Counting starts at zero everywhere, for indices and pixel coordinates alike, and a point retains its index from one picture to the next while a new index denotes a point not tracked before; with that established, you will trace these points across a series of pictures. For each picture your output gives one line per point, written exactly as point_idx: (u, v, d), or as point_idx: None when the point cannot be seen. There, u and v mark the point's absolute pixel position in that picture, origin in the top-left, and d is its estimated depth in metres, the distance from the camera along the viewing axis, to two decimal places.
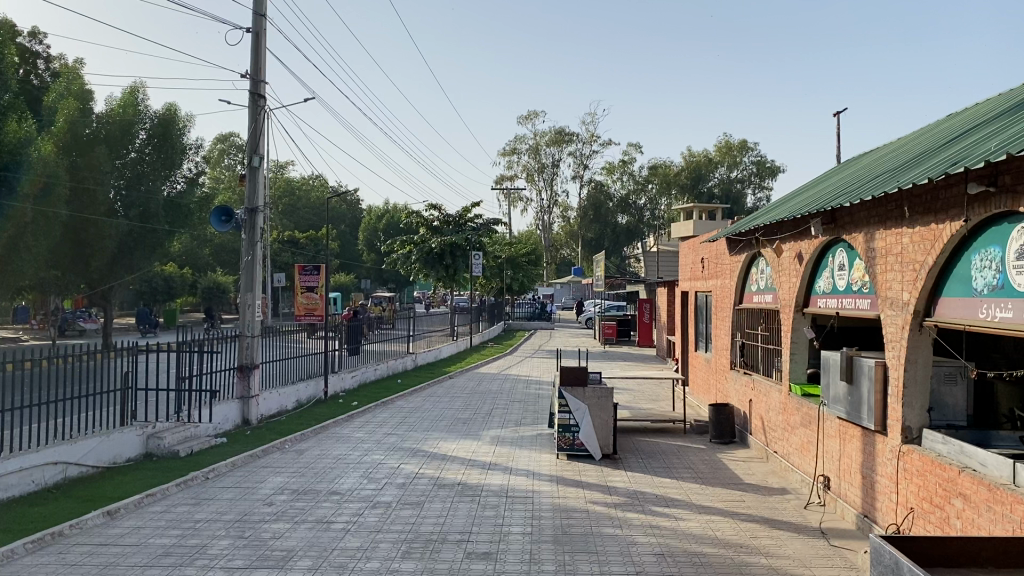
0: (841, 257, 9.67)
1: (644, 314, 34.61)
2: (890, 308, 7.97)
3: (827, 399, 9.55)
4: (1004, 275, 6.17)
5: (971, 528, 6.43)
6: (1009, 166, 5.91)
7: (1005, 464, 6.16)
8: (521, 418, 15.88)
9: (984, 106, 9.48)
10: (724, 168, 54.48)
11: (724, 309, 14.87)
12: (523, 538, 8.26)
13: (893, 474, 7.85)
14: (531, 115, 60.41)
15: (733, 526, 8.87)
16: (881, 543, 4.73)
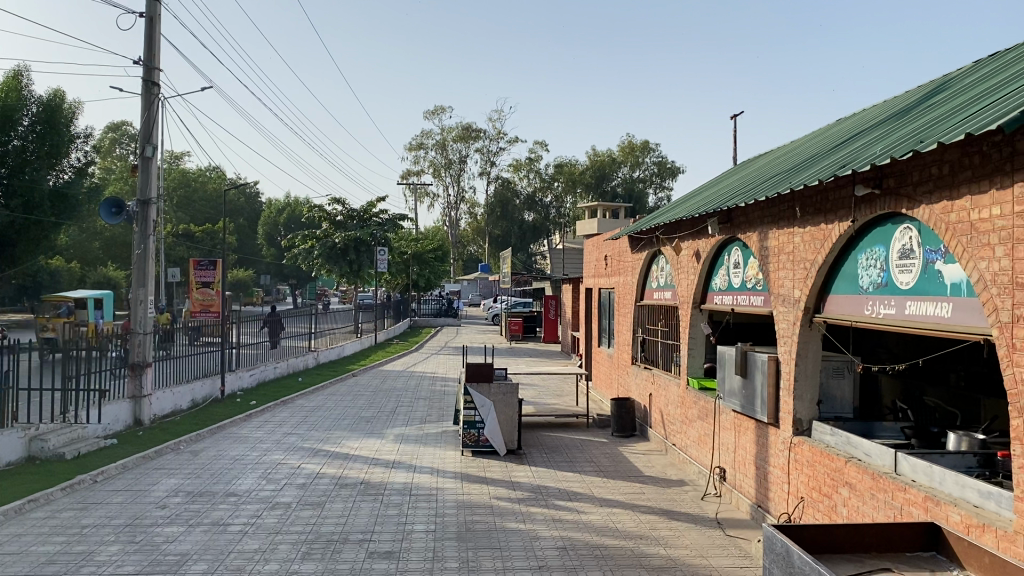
0: (736, 255, 9.96)
1: (550, 311, 34.93)
2: (782, 304, 8.27)
3: (723, 393, 9.84)
4: (887, 273, 6.47)
5: (856, 515, 6.72)
6: (892, 169, 6.19)
7: (887, 454, 6.45)
8: (426, 415, 15.79)
9: (871, 111, 9.91)
10: (625, 168, 55.81)
11: (627, 305, 15.14)
12: (427, 536, 8.21)
13: (785, 465, 8.14)
14: (439, 110, 60.11)
15: (633, 518, 9.04)
16: (775, 531, 4.92)
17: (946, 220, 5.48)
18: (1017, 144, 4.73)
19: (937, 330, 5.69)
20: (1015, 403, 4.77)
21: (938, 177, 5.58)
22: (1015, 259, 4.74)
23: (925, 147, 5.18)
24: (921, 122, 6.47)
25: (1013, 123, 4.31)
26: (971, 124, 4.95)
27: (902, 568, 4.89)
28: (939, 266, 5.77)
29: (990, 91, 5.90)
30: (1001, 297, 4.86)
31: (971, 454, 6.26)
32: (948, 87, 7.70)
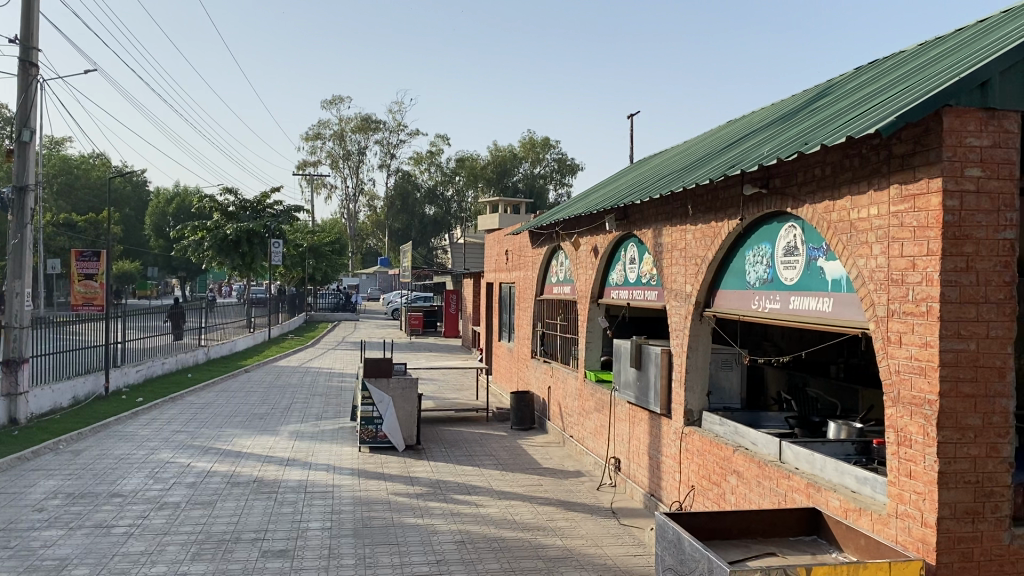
0: (632, 251, 10.18)
1: (450, 306, 34.85)
2: (675, 299, 8.50)
3: (618, 385, 10.05)
4: (773, 269, 6.75)
5: (743, 502, 6.98)
6: (778, 170, 6.43)
7: (772, 443, 6.73)
8: (323, 411, 15.53)
9: (761, 113, 10.26)
10: (526, 164, 56.23)
11: (527, 300, 15.25)
12: (322, 533, 8.08)
13: (677, 455, 8.38)
14: (337, 100, 59.11)
15: (531, 509, 9.14)
16: (666, 519, 5.09)
17: (827, 219, 5.74)
18: (893, 148, 4.98)
19: (818, 323, 5.96)
20: (888, 393, 5.05)
21: (821, 178, 5.85)
22: (890, 257, 5.01)
23: (808, 148, 5.40)
24: (805, 125, 6.75)
25: (890, 129, 4.54)
26: (851, 127, 5.19)
27: (786, 551, 5.14)
28: (821, 263, 6.05)
29: (868, 98, 6.21)
30: (877, 293, 5.14)
31: (849, 442, 6.57)
32: (831, 93, 8.06)
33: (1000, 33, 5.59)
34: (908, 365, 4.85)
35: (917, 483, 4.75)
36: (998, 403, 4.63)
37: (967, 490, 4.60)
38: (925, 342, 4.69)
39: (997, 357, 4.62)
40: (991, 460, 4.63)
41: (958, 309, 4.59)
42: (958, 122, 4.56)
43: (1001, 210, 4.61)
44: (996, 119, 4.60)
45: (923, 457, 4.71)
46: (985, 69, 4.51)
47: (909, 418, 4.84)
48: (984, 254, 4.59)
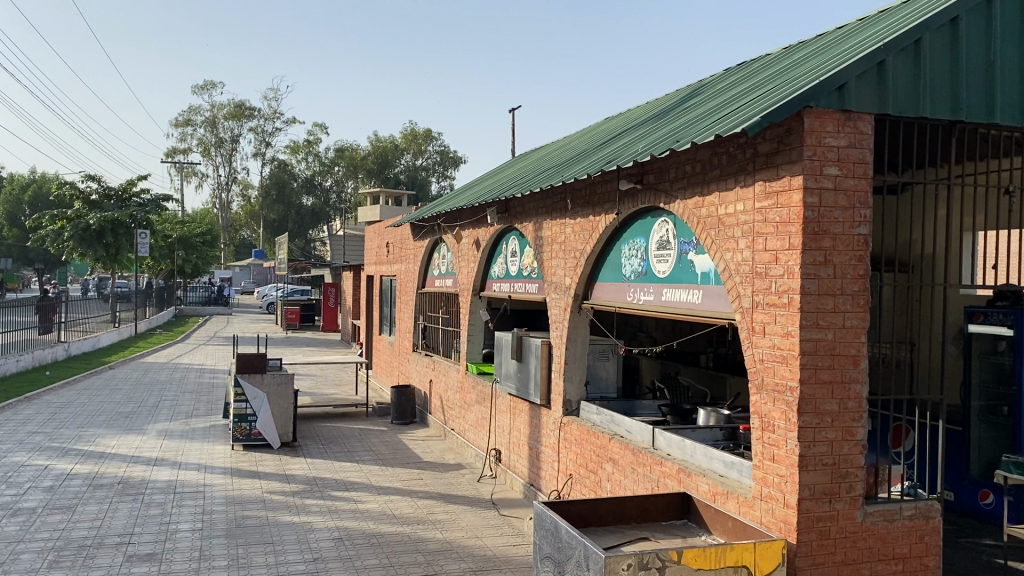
0: (513, 244, 10.26)
1: (329, 299, 34.19)
2: (554, 292, 8.60)
3: (499, 376, 10.10)
4: (647, 263, 6.94)
5: (618, 489, 7.16)
6: (652, 166, 6.60)
7: (646, 430, 6.92)
8: (193, 408, 14.94)
9: (637, 111, 10.52)
10: (408, 155, 56.00)
11: (407, 293, 15.14)
12: (193, 534, 7.78)
13: (555, 445, 8.52)
14: (209, 85, 56.96)
15: (411, 503, 9.08)
16: (544, 508, 5.16)
17: (698, 214, 5.94)
18: (759, 147, 5.20)
19: (689, 314, 6.17)
20: (753, 380, 5.28)
21: (691, 174, 6.04)
22: (755, 251, 5.23)
23: (679, 146, 5.57)
24: (676, 123, 6.94)
25: (756, 128, 4.72)
26: (719, 126, 5.38)
27: (659, 536, 5.32)
28: (691, 256, 6.26)
29: (736, 98, 6.44)
30: (743, 285, 5.35)
31: (718, 428, 6.86)
32: (702, 93, 8.33)
33: (855, 40, 5.92)
34: (771, 354, 5.08)
35: (780, 466, 4.99)
36: (853, 389, 4.91)
37: (825, 472, 4.86)
38: (787, 331, 4.92)
39: (852, 346, 4.90)
40: (846, 443, 4.90)
41: (817, 300, 4.84)
42: (817, 123, 4.79)
43: (856, 208, 4.87)
44: (851, 121, 4.86)
45: (785, 441, 4.94)
46: (841, 74, 4.74)
47: (772, 404, 5.07)
48: (841, 249, 4.85)
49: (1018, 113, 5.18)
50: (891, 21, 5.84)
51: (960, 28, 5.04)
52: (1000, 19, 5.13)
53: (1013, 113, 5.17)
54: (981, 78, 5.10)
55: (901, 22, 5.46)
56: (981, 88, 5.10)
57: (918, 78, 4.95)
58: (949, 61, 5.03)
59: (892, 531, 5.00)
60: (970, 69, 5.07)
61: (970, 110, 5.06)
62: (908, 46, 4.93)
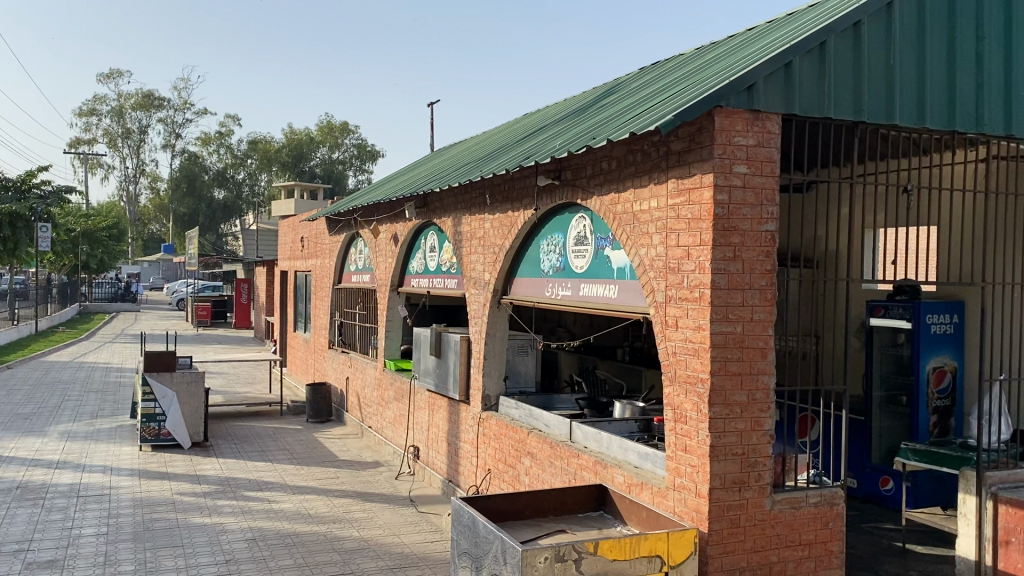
0: (432, 240, 10.21)
1: (241, 296, 33.35)
2: (473, 287, 8.59)
3: (417, 373, 10.04)
4: (564, 258, 7.00)
5: (536, 483, 7.22)
6: (570, 162, 6.65)
7: (563, 424, 6.99)
8: (98, 409, 14.39)
9: (555, 107, 10.59)
10: (324, 148, 55.08)
11: (323, 288, 14.91)
12: (97, 539, 7.50)
13: (474, 440, 8.53)
14: (115, 74, 54.84)
15: (327, 502, 8.95)
16: (462, 504, 5.15)
17: (614, 210, 6.01)
18: (672, 144, 5.29)
19: (606, 309, 6.25)
20: (666, 373, 5.38)
21: (607, 171, 6.11)
22: (668, 247, 5.33)
23: (595, 143, 5.62)
24: (593, 120, 7.01)
25: (668, 126, 4.81)
26: (634, 124, 5.45)
27: (575, 528, 5.39)
28: (607, 252, 6.35)
29: (650, 97, 6.54)
30: (657, 280, 5.46)
31: (633, 420, 6.98)
32: (618, 90, 8.44)
33: (765, 42, 6.08)
34: (683, 347, 5.19)
35: (692, 456, 5.10)
36: (761, 380, 5.06)
37: (734, 462, 5.00)
38: (698, 325, 5.04)
39: (760, 339, 5.05)
40: (755, 433, 5.05)
41: (726, 294, 4.96)
42: (727, 122, 4.91)
43: (764, 205, 5.02)
44: (760, 121, 5.00)
45: (696, 432, 5.06)
46: (750, 74, 4.87)
47: (684, 396, 5.19)
48: (749, 245, 5.00)
49: (916, 116, 5.41)
50: (799, 24, 6.03)
51: (862, 32, 5.24)
52: (899, 24, 5.35)
53: (910, 117, 5.40)
54: (881, 80, 5.31)
55: (807, 26, 5.64)
56: (881, 90, 5.31)
57: (823, 80, 5.12)
58: (852, 63, 5.22)
59: (798, 517, 5.17)
60: (870, 73, 5.27)
61: (870, 112, 5.26)
62: (813, 49, 5.09)
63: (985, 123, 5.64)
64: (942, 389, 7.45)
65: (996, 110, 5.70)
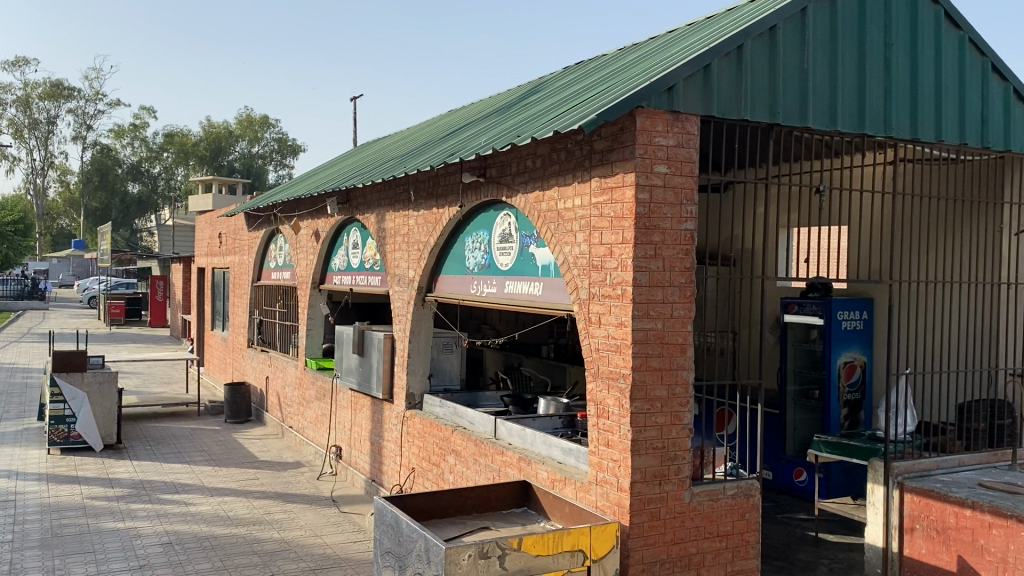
0: (355, 237, 10.09)
1: (157, 293, 32.36)
2: (397, 284, 8.52)
3: (339, 371, 9.92)
4: (490, 256, 7.01)
5: (460, 481, 7.21)
6: (494, 160, 6.65)
7: (487, 421, 6.99)
8: (2, 412, 13.76)
9: (480, 104, 10.58)
10: (243, 142, 54.09)
11: (242, 285, 14.58)
12: (2, 548, 7.18)
13: (398, 439, 8.46)
14: (21, 61, 52.49)
15: (246, 504, 8.77)
16: (385, 503, 5.11)
17: (538, 208, 6.04)
18: (594, 144, 5.35)
19: (531, 307, 6.29)
20: (589, 369, 5.44)
21: (532, 169, 6.14)
22: (591, 244, 5.39)
23: (518, 140, 5.63)
24: (516, 118, 7.04)
25: (591, 126, 4.86)
26: (558, 122, 5.48)
27: (499, 524, 5.41)
28: (532, 249, 6.38)
29: (574, 95, 6.59)
30: (581, 277, 5.51)
31: (557, 416, 7.03)
32: (542, 88, 8.48)
33: (685, 44, 6.19)
34: (605, 343, 5.25)
35: (614, 451, 5.17)
36: (680, 375, 5.16)
37: (655, 455, 5.09)
38: (621, 322, 5.11)
39: (680, 335, 5.15)
40: (674, 427, 5.15)
41: (647, 292, 5.04)
42: (648, 122, 4.99)
43: (683, 204, 5.12)
44: (679, 121, 5.09)
45: (619, 427, 5.13)
46: (670, 76, 4.96)
47: (607, 391, 5.25)
48: (669, 243, 5.09)
49: (828, 118, 5.60)
50: (717, 28, 6.16)
51: (778, 36, 5.39)
52: (812, 29, 5.53)
53: (823, 120, 5.58)
54: (796, 83, 5.47)
55: (725, 29, 5.77)
56: (796, 94, 5.47)
57: (740, 82, 5.25)
58: (768, 66, 5.36)
59: (716, 509, 5.30)
60: (786, 77, 5.43)
61: (785, 114, 5.42)
62: (731, 52, 5.21)
63: (892, 126, 5.87)
64: (852, 383, 7.72)
65: (903, 114, 5.93)
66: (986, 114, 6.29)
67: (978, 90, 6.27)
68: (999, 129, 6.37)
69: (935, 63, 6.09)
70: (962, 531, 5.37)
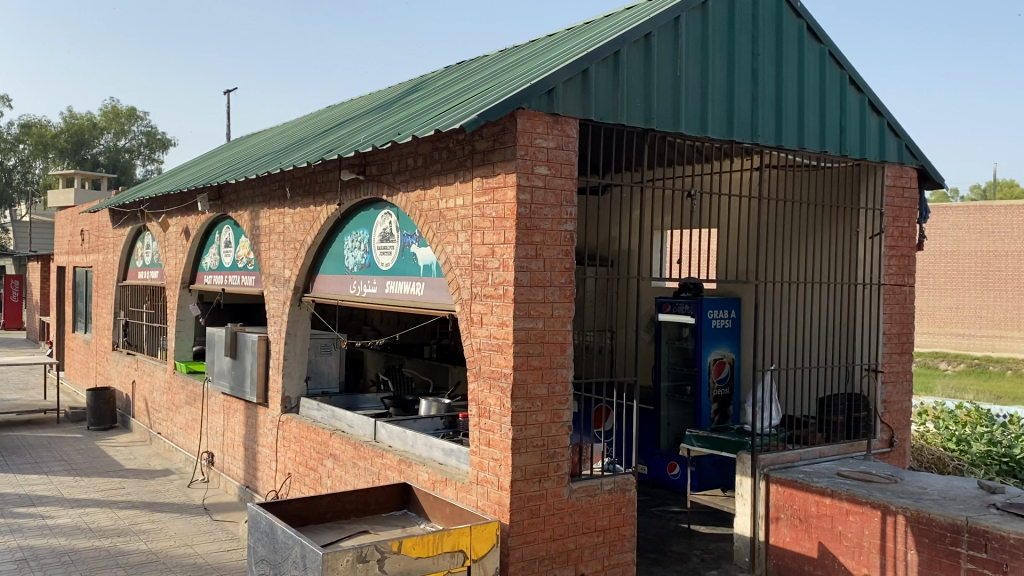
0: (228, 234, 9.76)
1: (12, 293, 30.34)
2: (273, 284, 8.29)
3: (211, 375, 9.56)
4: (370, 255, 6.91)
5: (339, 485, 7.08)
6: (374, 157, 6.55)
7: (367, 423, 6.89)
8: None
9: (360, 101, 10.43)
10: (109, 135, 51.54)
11: (106, 285, 13.85)
12: None
13: (273, 444, 8.23)
14: None
15: (110, 514, 8.33)
16: (260, 510, 4.94)
17: (419, 208, 6.00)
18: (476, 144, 5.35)
19: (412, 307, 6.24)
20: (470, 369, 5.44)
21: (413, 167, 6.08)
22: (473, 244, 5.40)
23: (399, 138, 5.57)
24: (395, 116, 6.96)
25: (472, 125, 4.85)
26: (439, 121, 5.44)
27: (378, 528, 5.34)
28: (414, 249, 6.34)
29: (455, 95, 6.59)
30: (463, 277, 5.50)
31: (438, 417, 7.01)
32: (423, 87, 8.44)
33: (564, 47, 6.29)
34: (487, 343, 5.26)
35: (495, 450, 5.19)
36: (560, 373, 5.23)
37: (535, 453, 5.13)
38: (502, 321, 5.13)
39: (559, 334, 5.22)
40: (554, 425, 5.21)
41: (528, 291, 5.09)
42: (528, 124, 5.03)
43: (563, 205, 5.20)
44: (559, 124, 5.16)
45: (499, 426, 5.15)
46: (550, 79, 5.02)
47: (488, 391, 5.26)
48: (550, 243, 5.16)
49: (699, 125, 5.79)
50: (594, 33, 6.28)
51: (653, 43, 5.55)
52: (685, 38, 5.72)
53: (695, 126, 5.77)
54: (669, 89, 5.64)
55: (603, 34, 5.89)
56: (670, 100, 5.64)
57: (617, 87, 5.37)
58: (643, 72, 5.51)
59: (593, 504, 5.39)
60: (660, 83, 5.59)
61: (659, 119, 5.57)
62: (608, 58, 5.33)
63: (759, 133, 6.13)
64: (722, 379, 8.02)
65: (769, 122, 6.21)
66: (844, 124, 6.67)
67: (837, 101, 6.64)
68: (855, 138, 6.76)
69: (797, 75, 6.40)
70: (822, 518, 5.68)
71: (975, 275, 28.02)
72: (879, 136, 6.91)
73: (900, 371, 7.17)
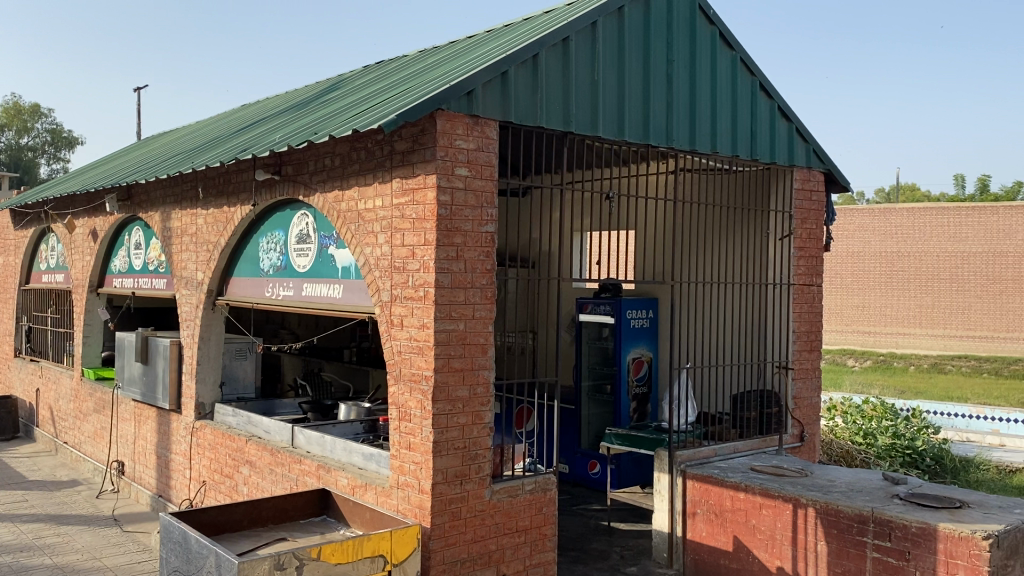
0: (138, 236, 9.46)
1: None
2: (185, 287, 8.06)
3: (121, 381, 9.24)
4: (286, 256, 6.79)
5: (256, 491, 6.93)
6: (290, 157, 6.44)
7: (285, 429, 6.77)
8: None
9: (276, 100, 10.23)
10: (10, 132, 49.52)
11: (7, 289, 13.26)
12: None
13: (187, 451, 8.00)
14: None
15: (12, 529, 7.97)
16: (172, 520, 4.80)
17: (337, 209, 5.92)
18: (395, 144, 5.32)
19: (330, 309, 6.16)
20: (390, 372, 5.39)
21: (331, 168, 6.00)
22: (392, 245, 5.36)
23: (316, 138, 5.49)
24: (312, 116, 6.86)
25: (392, 126, 4.82)
26: (357, 121, 5.38)
27: (297, 535, 5.25)
28: (332, 250, 6.25)
29: (373, 95, 6.53)
30: (382, 279, 5.45)
31: (357, 422, 6.96)
32: (342, 86, 8.34)
33: (482, 49, 6.30)
34: (407, 346, 5.23)
35: (416, 454, 5.15)
36: (481, 375, 5.24)
37: (456, 456, 5.13)
38: (423, 323, 5.11)
39: (480, 335, 5.23)
40: (475, 427, 5.22)
41: (449, 293, 5.08)
42: (448, 125, 5.03)
43: (483, 207, 5.20)
44: (479, 125, 5.17)
45: (420, 429, 5.12)
46: (470, 81, 5.02)
47: (409, 394, 5.23)
48: (470, 245, 5.16)
49: (616, 128, 5.88)
50: (513, 36, 6.31)
51: (570, 48, 5.61)
52: (602, 43, 5.81)
53: (612, 129, 5.86)
54: (586, 92, 5.71)
55: (521, 37, 5.93)
56: (587, 103, 5.71)
57: (536, 90, 5.41)
58: (560, 76, 5.56)
59: (514, 505, 5.41)
60: (578, 86, 5.66)
61: (577, 123, 5.63)
62: (527, 60, 5.35)
63: (675, 138, 6.26)
64: (640, 377, 8.17)
65: (683, 126, 6.34)
66: (755, 128, 6.86)
67: (748, 107, 6.83)
68: (766, 143, 6.96)
69: (710, 80, 6.56)
70: (736, 513, 5.85)
71: (879, 275, 29.19)
72: (788, 141, 7.14)
73: (810, 368, 7.41)
